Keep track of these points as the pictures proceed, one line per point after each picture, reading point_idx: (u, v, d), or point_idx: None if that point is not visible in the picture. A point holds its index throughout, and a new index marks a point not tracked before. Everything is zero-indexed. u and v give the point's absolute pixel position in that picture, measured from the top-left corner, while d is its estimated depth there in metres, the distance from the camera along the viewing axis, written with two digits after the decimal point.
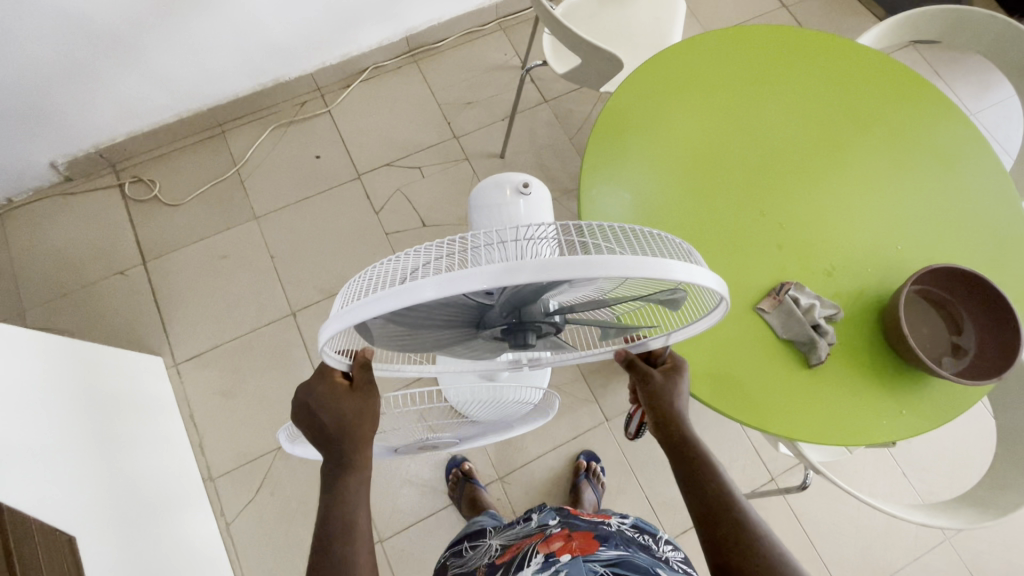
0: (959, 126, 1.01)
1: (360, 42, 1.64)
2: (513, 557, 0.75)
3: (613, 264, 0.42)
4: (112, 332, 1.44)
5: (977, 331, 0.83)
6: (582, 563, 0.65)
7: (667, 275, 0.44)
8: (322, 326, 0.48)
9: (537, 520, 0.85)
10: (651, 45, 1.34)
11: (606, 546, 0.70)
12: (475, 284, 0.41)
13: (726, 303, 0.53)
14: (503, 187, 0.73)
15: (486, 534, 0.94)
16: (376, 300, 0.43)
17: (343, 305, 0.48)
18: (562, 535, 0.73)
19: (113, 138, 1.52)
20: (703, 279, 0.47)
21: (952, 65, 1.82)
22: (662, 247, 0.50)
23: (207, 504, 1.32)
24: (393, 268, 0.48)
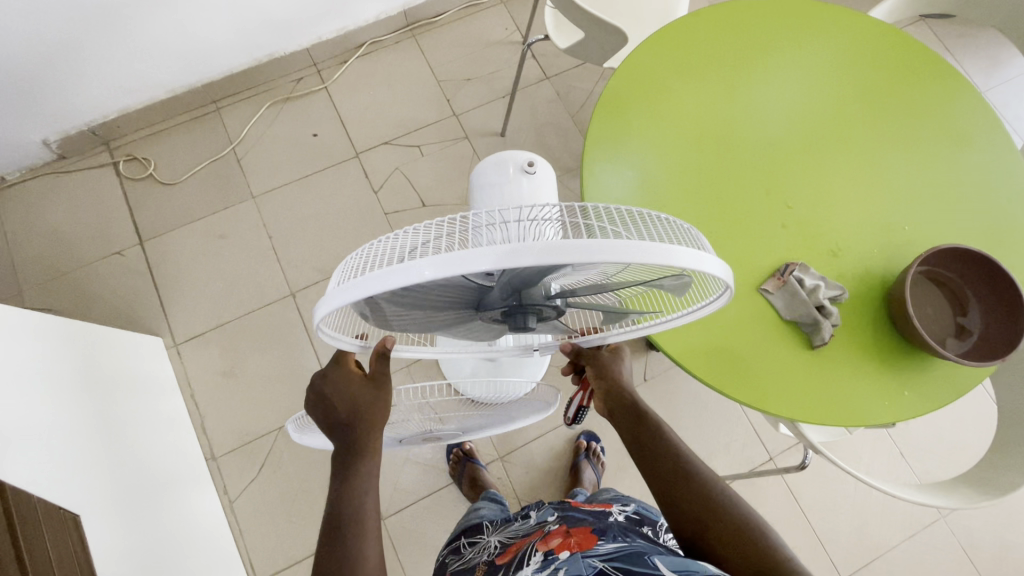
0: (973, 106, 0.99)
1: (357, 16, 1.60)
2: (512, 560, 0.73)
3: (619, 249, 0.41)
4: (111, 312, 1.43)
5: (982, 312, 0.83)
6: (581, 559, 0.62)
7: (672, 262, 0.43)
8: (317, 305, 0.47)
9: (536, 517, 0.86)
10: (656, 20, 1.30)
11: (605, 539, 0.68)
12: (475, 264, 0.40)
13: (731, 290, 0.52)
14: (505, 166, 0.71)
15: (484, 530, 0.95)
16: (371, 280, 0.42)
17: (339, 282, 0.46)
18: (560, 533, 0.72)
19: (106, 116, 1.49)
20: (709, 265, 0.46)
21: (963, 39, 1.78)
22: (668, 231, 0.48)
23: (210, 482, 1.33)
24: (390, 246, 0.46)
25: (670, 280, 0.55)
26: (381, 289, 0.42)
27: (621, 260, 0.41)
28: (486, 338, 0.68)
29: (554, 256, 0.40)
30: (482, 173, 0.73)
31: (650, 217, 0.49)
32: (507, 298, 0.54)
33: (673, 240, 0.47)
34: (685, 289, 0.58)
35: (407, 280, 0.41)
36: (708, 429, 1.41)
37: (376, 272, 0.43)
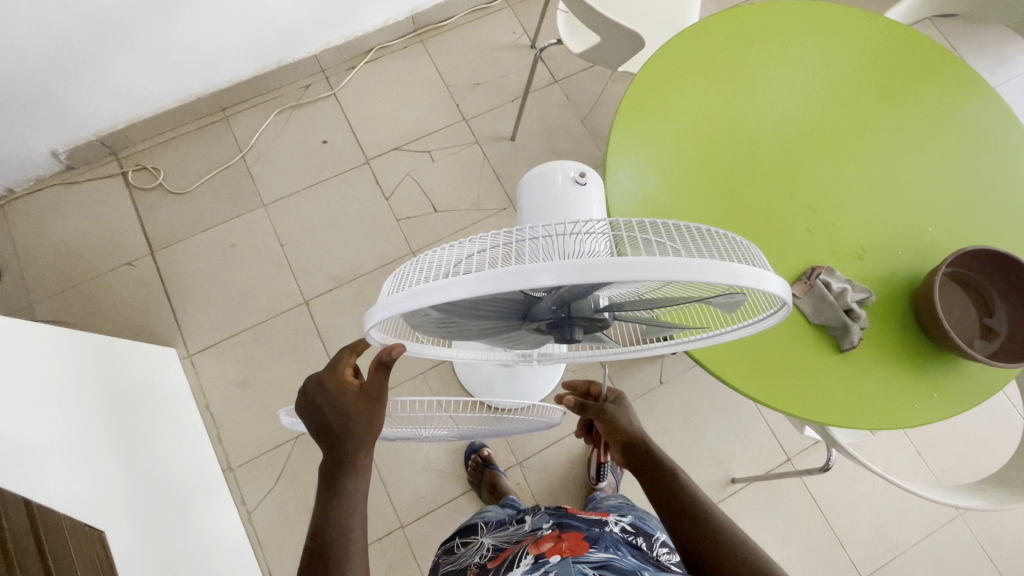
0: (993, 107, 0.99)
1: (365, 21, 1.59)
2: (503, 560, 0.74)
3: (681, 266, 0.40)
4: (123, 323, 1.42)
5: (1010, 312, 0.83)
6: (572, 565, 0.64)
7: (734, 280, 0.42)
8: (369, 312, 0.47)
9: (531, 522, 0.85)
10: (668, 23, 1.30)
11: (597, 547, 0.70)
12: (534, 281, 0.39)
13: (787, 308, 0.49)
14: (556, 174, 0.69)
15: (477, 529, 0.93)
16: (425, 291, 0.42)
17: (391, 290, 0.46)
18: (552, 537, 0.73)
19: (115, 125, 1.48)
20: (771, 285, 0.44)
21: (968, 38, 1.79)
22: (725, 249, 0.47)
23: (227, 493, 1.32)
24: (443, 258, 0.46)
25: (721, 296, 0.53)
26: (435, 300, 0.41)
27: (684, 276, 0.40)
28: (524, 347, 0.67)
29: (618, 273, 0.39)
30: (530, 182, 0.71)
31: (706, 233, 0.48)
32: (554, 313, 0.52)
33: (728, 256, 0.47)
34: (734, 307, 0.56)
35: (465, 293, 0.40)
36: (725, 431, 1.42)
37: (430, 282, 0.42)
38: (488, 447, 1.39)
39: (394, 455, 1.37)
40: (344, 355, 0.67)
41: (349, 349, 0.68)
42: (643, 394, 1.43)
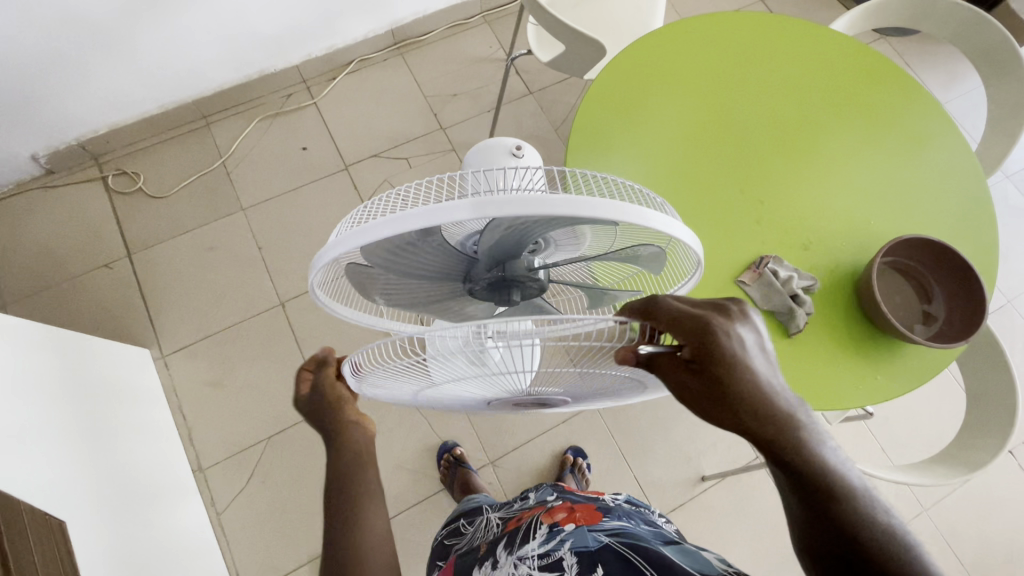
0: (930, 111, 1.05)
1: (346, 34, 1.65)
2: (515, 528, 0.77)
3: (594, 206, 0.42)
4: (97, 324, 1.43)
5: (945, 299, 0.87)
6: (588, 533, 0.68)
7: (647, 224, 0.45)
8: (312, 262, 0.48)
9: (534, 497, 0.90)
10: (633, 35, 1.37)
11: (610, 517, 0.73)
12: (458, 214, 0.41)
13: (702, 265, 0.53)
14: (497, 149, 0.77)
15: (482, 510, 0.98)
16: (359, 232, 0.44)
17: (332, 236, 0.49)
18: (564, 508, 0.76)
19: (95, 131, 1.51)
20: (681, 233, 0.47)
21: (922, 56, 1.89)
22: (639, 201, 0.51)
23: (196, 493, 1.31)
24: (383, 209, 0.49)
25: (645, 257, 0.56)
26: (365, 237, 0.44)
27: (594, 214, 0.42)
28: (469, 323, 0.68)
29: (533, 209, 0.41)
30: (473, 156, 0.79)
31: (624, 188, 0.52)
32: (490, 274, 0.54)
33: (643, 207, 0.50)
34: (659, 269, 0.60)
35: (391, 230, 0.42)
36: (694, 429, 1.45)
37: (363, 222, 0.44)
38: (461, 445, 1.40)
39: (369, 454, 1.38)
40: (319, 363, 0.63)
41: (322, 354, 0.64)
42: None
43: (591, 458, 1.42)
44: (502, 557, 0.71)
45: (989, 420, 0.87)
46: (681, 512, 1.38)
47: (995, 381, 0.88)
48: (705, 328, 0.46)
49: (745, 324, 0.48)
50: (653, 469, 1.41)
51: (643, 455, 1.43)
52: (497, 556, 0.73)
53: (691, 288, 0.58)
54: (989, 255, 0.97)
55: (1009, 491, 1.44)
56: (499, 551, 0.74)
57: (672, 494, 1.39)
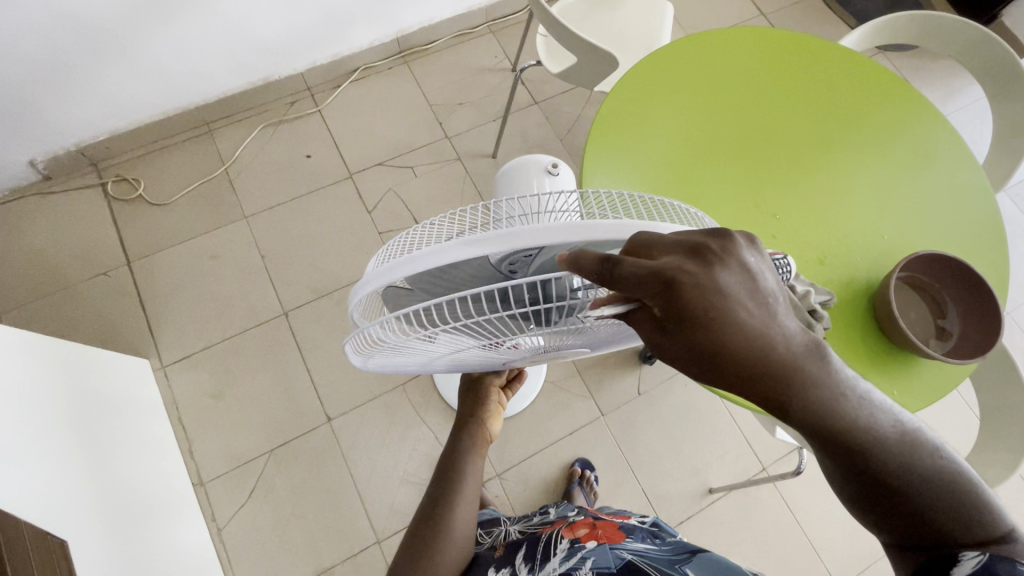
0: (938, 127, 1.06)
1: (351, 42, 1.64)
2: (536, 542, 0.77)
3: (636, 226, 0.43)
4: (95, 334, 1.39)
5: (959, 314, 0.88)
6: (609, 551, 0.66)
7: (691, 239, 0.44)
8: (353, 292, 0.48)
9: (554, 512, 0.91)
10: (641, 48, 1.37)
11: (633, 538, 0.72)
12: (504, 242, 0.41)
13: None
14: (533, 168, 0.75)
15: (499, 520, 0.99)
16: (402, 264, 0.43)
17: (369, 271, 0.49)
18: (587, 525, 0.75)
19: (95, 136, 1.48)
20: None
21: (918, 70, 1.92)
22: None
23: (197, 509, 1.28)
24: (422, 240, 0.48)
25: None
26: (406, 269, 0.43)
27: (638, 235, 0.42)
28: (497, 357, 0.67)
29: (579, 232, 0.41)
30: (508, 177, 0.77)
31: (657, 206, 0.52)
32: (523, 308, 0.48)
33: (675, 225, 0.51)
34: None
35: (431, 261, 0.42)
36: (700, 441, 1.45)
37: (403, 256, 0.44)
38: None
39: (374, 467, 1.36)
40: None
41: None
42: (620, 404, 1.46)
43: (598, 470, 1.40)
44: (521, 571, 0.71)
45: (1003, 437, 0.87)
46: (689, 525, 1.37)
47: (1008, 396, 0.89)
48: (676, 284, 0.37)
49: (730, 266, 0.39)
50: (660, 482, 1.40)
51: (650, 467, 1.42)
52: (515, 566, 0.73)
53: None
54: (1000, 271, 0.98)
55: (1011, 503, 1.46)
56: (517, 561, 0.74)
57: (680, 507, 1.38)
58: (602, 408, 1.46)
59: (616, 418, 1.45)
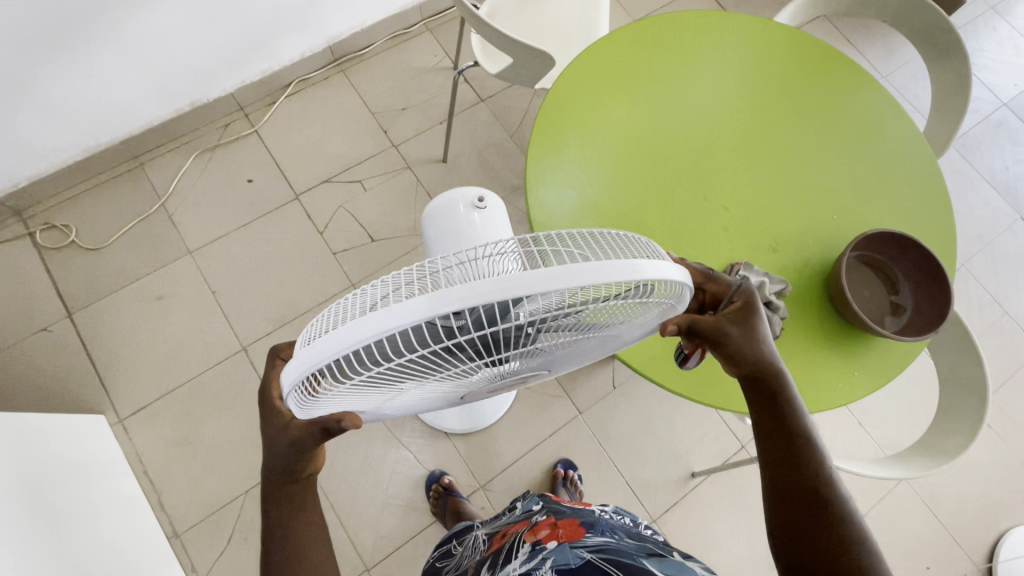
0: (879, 99, 1.06)
1: (281, 55, 1.56)
2: (499, 550, 0.75)
3: (582, 272, 0.39)
4: (42, 394, 1.32)
5: (912, 289, 0.89)
6: (569, 550, 0.65)
7: (637, 276, 0.42)
8: (287, 369, 0.43)
9: (520, 507, 0.91)
10: (579, 38, 1.34)
11: (593, 531, 0.70)
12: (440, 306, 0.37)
13: (692, 292, 0.49)
14: (456, 203, 0.70)
15: (472, 527, 0.97)
16: (336, 337, 0.39)
17: (304, 342, 0.43)
18: (548, 525, 0.73)
19: (15, 184, 1.39)
20: (670, 273, 0.44)
21: (860, 31, 1.93)
22: (629, 248, 0.47)
23: (176, 562, 1.24)
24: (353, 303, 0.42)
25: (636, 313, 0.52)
26: (352, 345, 0.39)
27: (587, 279, 0.39)
28: (460, 397, 0.63)
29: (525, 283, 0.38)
30: (433, 217, 0.72)
31: (602, 235, 0.48)
32: (474, 342, 0.45)
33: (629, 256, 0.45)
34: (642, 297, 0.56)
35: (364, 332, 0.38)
36: (679, 427, 1.46)
37: (342, 327, 0.39)
38: (449, 474, 1.37)
39: (355, 494, 1.33)
40: (274, 379, 0.56)
41: (271, 357, 0.58)
42: (597, 400, 1.46)
43: (581, 468, 1.40)
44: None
45: (958, 404, 0.90)
46: (674, 511, 1.39)
47: (964, 365, 0.91)
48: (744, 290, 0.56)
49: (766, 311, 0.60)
50: (643, 472, 1.41)
51: (632, 458, 1.43)
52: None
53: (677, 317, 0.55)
54: (948, 240, 0.98)
55: (974, 448, 1.53)
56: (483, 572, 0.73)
57: (664, 495, 1.40)
58: (579, 407, 1.45)
59: (595, 415, 1.45)
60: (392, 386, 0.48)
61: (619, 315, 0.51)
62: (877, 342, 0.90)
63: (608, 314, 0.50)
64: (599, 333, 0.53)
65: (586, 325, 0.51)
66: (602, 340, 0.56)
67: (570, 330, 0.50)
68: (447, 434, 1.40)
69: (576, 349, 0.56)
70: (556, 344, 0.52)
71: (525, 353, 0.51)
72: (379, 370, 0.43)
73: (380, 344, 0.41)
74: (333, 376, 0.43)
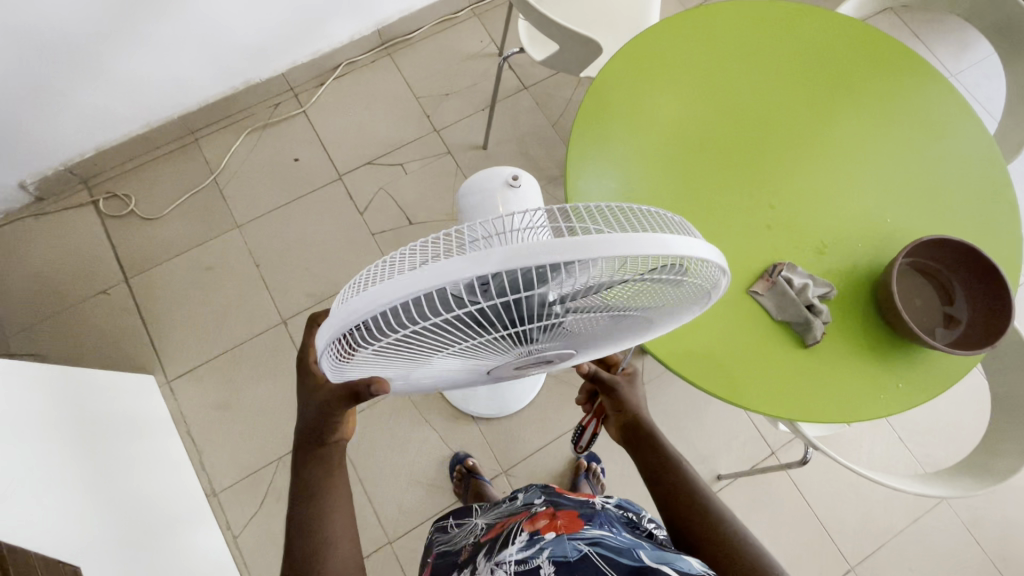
0: (945, 94, 1.00)
1: (331, 38, 1.60)
2: (497, 536, 0.75)
3: (611, 243, 0.39)
4: (99, 352, 1.41)
5: (968, 301, 0.84)
6: (566, 541, 0.65)
7: (668, 250, 0.41)
8: (321, 329, 0.44)
9: (522, 498, 0.89)
10: (628, 27, 1.31)
11: (591, 523, 0.70)
12: (469, 270, 0.38)
13: (726, 273, 0.48)
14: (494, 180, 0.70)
15: (470, 510, 0.95)
16: (367, 298, 0.40)
17: (337, 305, 0.44)
18: (547, 514, 0.73)
19: (83, 154, 1.47)
20: (703, 251, 0.43)
21: (930, 25, 1.81)
22: (660, 223, 0.46)
23: (213, 519, 1.31)
24: (384, 270, 0.43)
25: (669, 295, 0.51)
26: (380, 305, 0.40)
27: (616, 252, 0.38)
28: (488, 373, 0.63)
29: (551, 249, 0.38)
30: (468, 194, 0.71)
31: (635, 211, 0.47)
32: (500, 312, 0.45)
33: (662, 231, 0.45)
34: None
35: (394, 294, 0.39)
36: (708, 429, 1.43)
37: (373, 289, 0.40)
38: (472, 457, 1.39)
39: (381, 468, 1.37)
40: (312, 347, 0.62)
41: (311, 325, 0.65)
42: None
43: (603, 462, 1.40)
44: (481, 565, 0.69)
45: (1012, 424, 0.85)
46: None
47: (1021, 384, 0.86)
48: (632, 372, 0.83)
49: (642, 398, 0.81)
50: None
51: None
52: (476, 562, 0.72)
53: (710, 302, 0.54)
54: (1013, 252, 0.93)
55: None
56: (479, 557, 0.73)
57: None
58: None
59: None
60: (417, 352, 0.49)
61: (650, 296, 0.50)
62: (924, 354, 0.86)
63: (638, 293, 0.49)
64: (629, 314, 0.53)
65: (615, 304, 0.50)
66: (632, 322, 0.55)
67: (598, 308, 0.50)
68: (472, 418, 1.42)
69: (604, 330, 0.56)
70: (583, 323, 0.51)
71: (553, 329, 0.51)
72: (408, 334, 0.44)
73: (411, 307, 0.42)
74: (363, 336, 0.44)
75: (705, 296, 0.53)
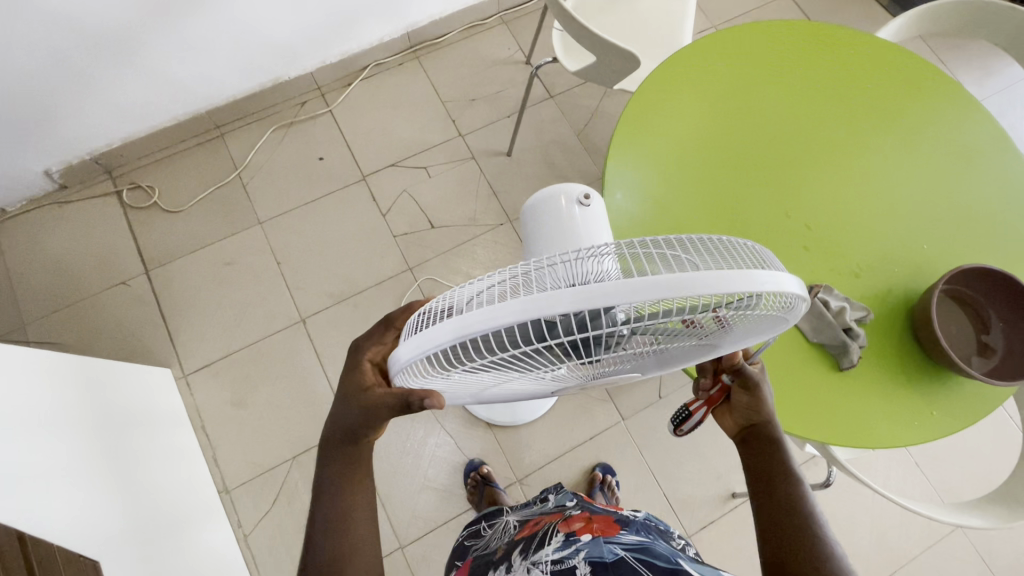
0: (984, 122, 1.00)
1: (361, 39, 1.60)
2: (533, 535, 0.75)
3: (698, 280, 0.39)
4: (116, 343, 1.41)
5: (1004, 330, 0.84)
6: (603, 544, 0.64)
7: (756, 287, 0.41)
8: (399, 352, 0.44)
9: (553, 501, 0.90)
10: (661, 42, 1.31)
11: (628, 530, 0.69)
12: (563, 304, 0.37)
13: (799, 304, 0.49)
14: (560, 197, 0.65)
15: (502, 513, 0.98)
16: (453, 326, 0.40)
17: (415, 330, 0.44)
18: (582, 518, 0.73)
19: (109, 145, 1.47)
20: (787, 285, 0.44)
21: (955, 51, 1.82)
22: (738, 255, 0.46)
23: (225, 517, 1.30)
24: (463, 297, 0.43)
25: (739, 326, 0.51)
26: (466, 334, 0.39)
27: (708, 290, 0.39)
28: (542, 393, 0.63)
29: (647, 287, 0.38)
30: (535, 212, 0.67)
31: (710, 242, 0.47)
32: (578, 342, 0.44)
33: (742, 263, 0.45)
34: None
35: (483, 324, 0.39)
36: (723, 446, 1.43)
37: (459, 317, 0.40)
38: (487, 464, 1.38)
39: (395, 471, 1.36)
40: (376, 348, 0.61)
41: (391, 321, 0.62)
42: (640, 409, 1.45)
43: (618, 475, 1.39)
44: (517, 561, 0.70)
45: None
46: (710, 530, 1.37)
47: None
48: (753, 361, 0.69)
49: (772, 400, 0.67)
50: (683, 486, 1.39)
51: (672, 471, 1.41)
52: (511, 560, 0.71)
53: (776, 331, 0.54)
54: None
55: None
56: (514, 555, 0.73)
57: (701, 511, 1.38)
58: (622, 412, 1.44)
59: (637, 423, 1.44)
60: (487, 376, 0.49)
61: (721, 327, 0.50)
62: (959, 382, 0.86)
63: (711, 325, 0.49)
64: (695, 344, 0.53)
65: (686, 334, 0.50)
66: (698, 350, 0.55)
67: (669, 338, 0.50)
68: (488, 425, 1.41)
69: (668, 357, 0.56)
70: (653, 351, 0.51)
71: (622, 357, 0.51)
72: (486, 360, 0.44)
73: (494, 337, 0.41)
74: (440, 360, 0.44)
75: (776, 323, 0.53)
